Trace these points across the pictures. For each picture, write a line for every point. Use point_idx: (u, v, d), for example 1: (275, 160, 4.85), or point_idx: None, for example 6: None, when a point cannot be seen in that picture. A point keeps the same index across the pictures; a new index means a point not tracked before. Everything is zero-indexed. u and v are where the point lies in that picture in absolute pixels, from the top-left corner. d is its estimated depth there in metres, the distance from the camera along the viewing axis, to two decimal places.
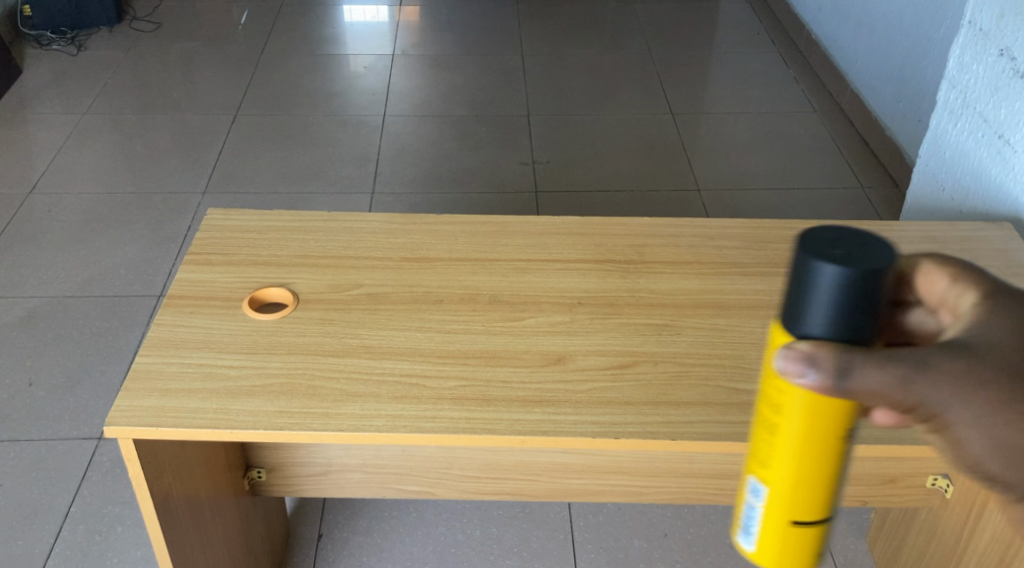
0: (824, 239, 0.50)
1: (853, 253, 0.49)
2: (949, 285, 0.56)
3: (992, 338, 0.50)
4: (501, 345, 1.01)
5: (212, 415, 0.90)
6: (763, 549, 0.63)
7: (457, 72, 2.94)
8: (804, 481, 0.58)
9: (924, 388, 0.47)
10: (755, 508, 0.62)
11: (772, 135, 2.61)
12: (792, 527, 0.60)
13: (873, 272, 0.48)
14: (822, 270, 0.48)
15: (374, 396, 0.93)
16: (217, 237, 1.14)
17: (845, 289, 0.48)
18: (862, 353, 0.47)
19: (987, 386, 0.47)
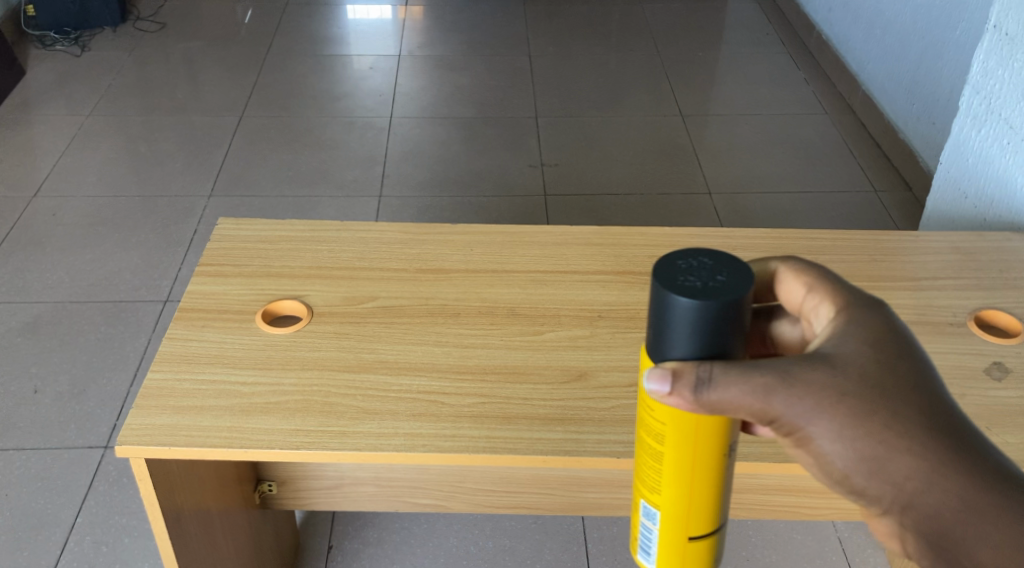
0: (685, 269, 0.54)
1: (707, 284, 0.52)
2: (807, 292, 0.59)
3: (854, 347, 0.52)
4: (520, 360, 0.98)
5: (226, 434, 0.88)
6: (663, 563, 0.69)
7: (464, 73, 2.92)
8: (684, 500, 0.64)
9: (782, 401, 0.49)
10: (650, 529, 0.68)
11: (783, 137, 2.59)
12: (686, 542, 0.67)
13: (727, 302, 0.51)
14: (679, 301, 0.52)
15: (392, 414, 0.91)
16: (228, 248, 1.12)
17: (701, 317, 0.52)
18: (720, 371, 0.51)
19: (843, 396, 0.49)
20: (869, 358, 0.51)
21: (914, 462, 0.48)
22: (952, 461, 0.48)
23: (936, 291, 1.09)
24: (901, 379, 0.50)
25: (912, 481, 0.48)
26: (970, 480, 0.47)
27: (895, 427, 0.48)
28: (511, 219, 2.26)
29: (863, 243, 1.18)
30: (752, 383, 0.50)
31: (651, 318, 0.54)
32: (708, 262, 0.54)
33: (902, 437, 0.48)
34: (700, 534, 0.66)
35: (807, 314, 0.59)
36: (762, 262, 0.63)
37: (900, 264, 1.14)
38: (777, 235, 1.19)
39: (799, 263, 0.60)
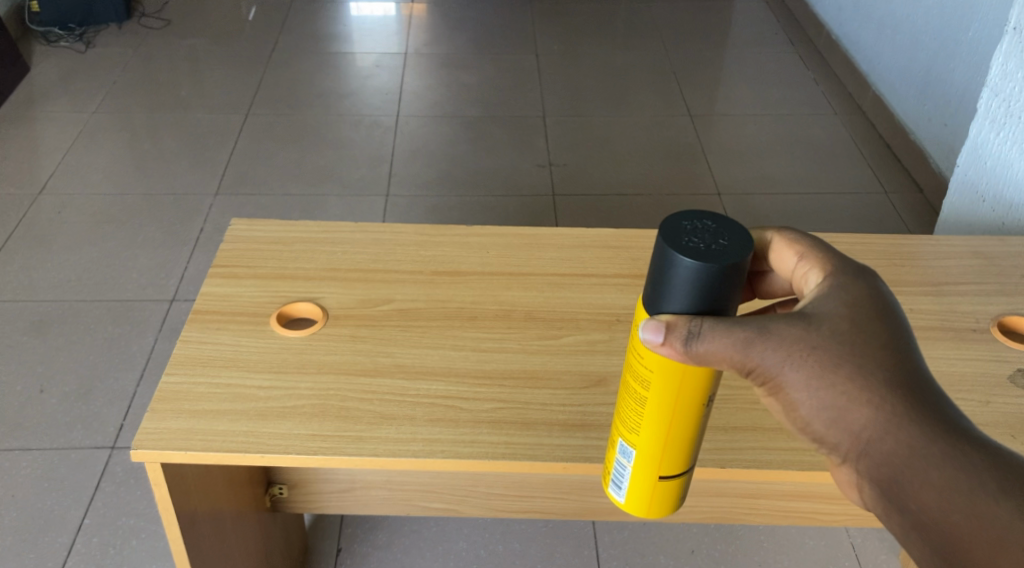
0: (688, 234, 0.62)
1: (708, 248, 0.61)
2: (799, 260, 0.69)
3: (831, 312, 0.60)
4: (539, 364, 0.97)
5: (243, 438, 0.87)
6: (632, 499, 0.79)
7: (470, 72, 2.91)
8: (659, 442, 0.74)
9: (757, 353, 0.59)
10: (627, 467, 0.77)
11: (792, 138, 2.57)
12: (656, 481, 0.76)
13: (722, 266, 0.60)
14: (680, 262, 0.60)
15: (410, 419, 0.90)
16: (242, 249, 1.11)
17: (697, 277, 0.60)
18: (710, 324, 0.60)
19: (812, 352, 0.58)
20: (845, 322, 0.60)
21: (868, 412, 0.56)
22: (904, 412, 0.55)
23: (958, 296, 1.08)
24: (869, 343, 0.58)
25: (867, 427, 0.56)
26: (917, 429, 0.54)
27: (855, 380, 0.57)
28: (519, 219, 2.25)
29: (883, 246, 1.16)
30: (732, 337, 0.59)
31: (653, 276, 0.63)
32: (709, 229, 0.62)
33: (860, 389, 0.56)
34: (669, 475, 0.76)
35: (798, 279, 0.69)
36: (759, 232, 0.72)
37: (921, 269, 1.13)
38: None
39: (794, 233, 0.70)
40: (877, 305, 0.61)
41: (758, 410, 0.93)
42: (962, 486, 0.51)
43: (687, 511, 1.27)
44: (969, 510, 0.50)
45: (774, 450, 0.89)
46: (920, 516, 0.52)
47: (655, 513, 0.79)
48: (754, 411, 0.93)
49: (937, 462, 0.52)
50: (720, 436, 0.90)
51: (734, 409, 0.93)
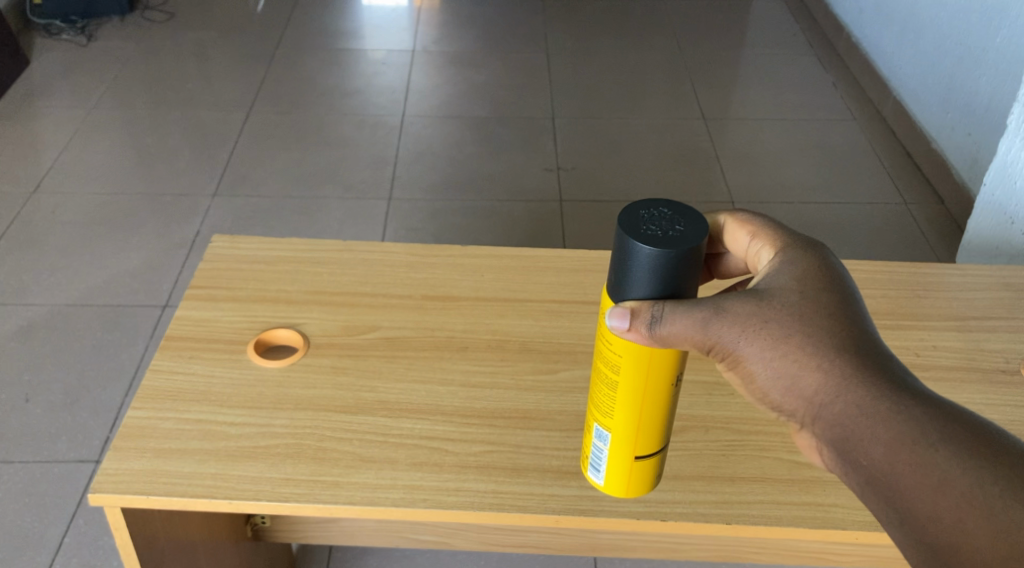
0: (647, 221, 0.64)
1: (666, 235, 0.63)
2: (751, 239, 0.73)
3: (781, 287, 0.63)
4: (533, 402, 0.91)
5: (210, 482, 0.80)
6: (611, 480, 0.80)
7: (479, 70, 2.83)
8: (631, 428, 0.73)
9: (716, 330, 0.61)
10: (604, 451, 0.77)
11: (809, 144, 2.49)
12: (632, 461, 0.77)
13: (681, 250, 0.62)
14: (640, 249, 0.63)
15: (391, 462, 0.83)
16: (221, 268, 1.04)
17: (658, 263, 0.63)
18: (671, 306, 0.63)
19: (765, 322, 0.61)
20: (795, 293, 0.62)
21: (822, 377, 0.58)
22: (854, 374, 0.57)
23: (985, 332, 1.01)
24: (818, 310, 0.61)
25: (820, 392, 0.58)
26: (866, 390, 0.56)
27: (806, 346, 0.59)
28: (525, 226, 2.18)
29: (904, 275, 1.09)
30: (692, 316, 0.62)
31: (616, 263, 0.65)
32: (667, 215, 0.65)
33: (812, 355, 0.59)
34: (644, 455, 0.76)
35: (753, 257, 0.74)
36: (712, 215, 0.77)
37: (944, 301, 1.05)
38: None
39: (745, 214, 0.74)
40: (826, 275, 0.64)
41: (768, 459, 0.86)
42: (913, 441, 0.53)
43: (692, 549, 1.20)
44: (920, 464, 0.52)
45: (785, 505, 0.82)
46: (876, 474, 0.54)
47: (633, 491, 0.80)
48: (765, 459, 0.86)
49: (886, 420, 0.54)
50: (727, 488, 0.83)
51: (743, 457, 0.86)
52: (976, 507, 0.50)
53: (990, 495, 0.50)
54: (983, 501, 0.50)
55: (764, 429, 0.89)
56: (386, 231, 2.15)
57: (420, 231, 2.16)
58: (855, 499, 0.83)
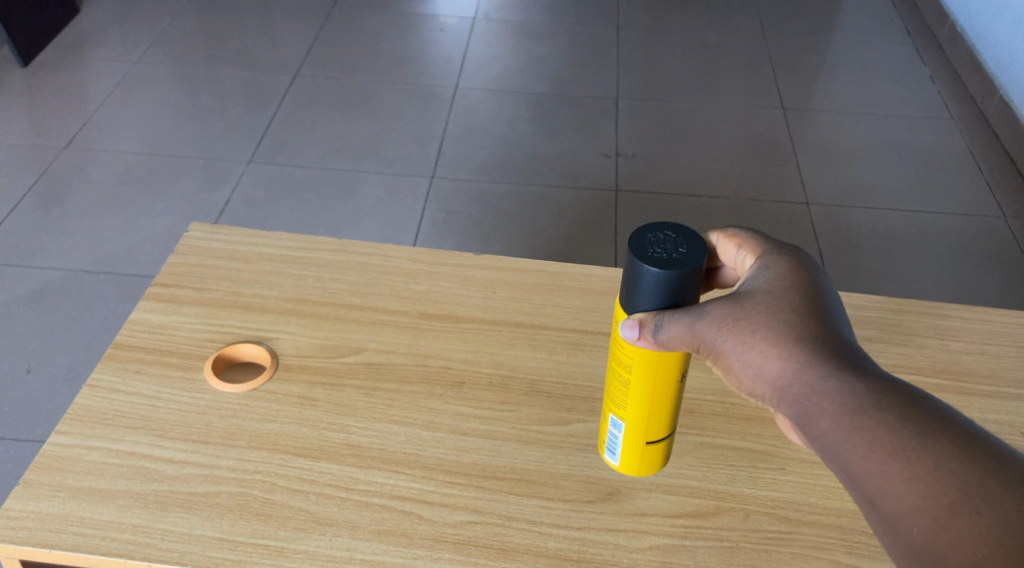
0: (655, 238, 0.60)
1: (674, 254, 0.59)
2: (737, 250, 0.67)
3: (756, 285, 0.60)
4: (533, 460, 0.74)
5: (127, 537, 0.66)
6: (626, 463, 0.72)
7: (543, 43, 2.63)
8: (644, 413, 0.67)
9: (699, 327, 0.58)
10: (615, 439, 0.71)
11: (900, 144, 2.23)
12: (647, 442, 0.70)
13: (687, 271, 0.58)
14: (649, 270, 0.59)
15: (351, 528, 0.68)
16: (193, 264, 0.90)
17: (663, 283, 0.59)
18: (672, 312, 0.59)
19: (741, 316, 0.57)
20: (778, 290, 0.59)
21: (792, 368, 0.54)
22: (821, 359, 0.54)
23: None
24: (785, 298, 0.58)
25: (791, 383, 0.54)
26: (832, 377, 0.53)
27: (780, 339, 0.56)
28: (575, 216, 1.98)
29: (1010, 329, 0.89)
30: (682, 319, 0.58)
31: (622, 280, 0.62)
32: (673, 237, 0.61)
33: (783, 342, 0.55)
34: (659, 436, 0.69)
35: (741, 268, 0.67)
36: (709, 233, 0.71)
37: None
38: (894, 305, 0.91)
39: (734, 228, 0.68)
40: (794, 270, 0.61)
41: (822, 562, 0.68)
42: (877, 428, 0.51)
43: None
44: (883, 447, 0.51)
45: None
46: (843, 463, 0.52)
47: (649, 470, 0.73)
48: (817, 561, 0.68)
49: (846, 406, 0.52)
50: None
51: (788, 556, 0.68)
52: (935, 487, 0.49)
53: (945, 473, 0.50)
54: (941, 480, 0.49)
55: (821, 521, 0.71)
56: (424, 212, 1.98)
57: (460, 214, 1.99)
58: None
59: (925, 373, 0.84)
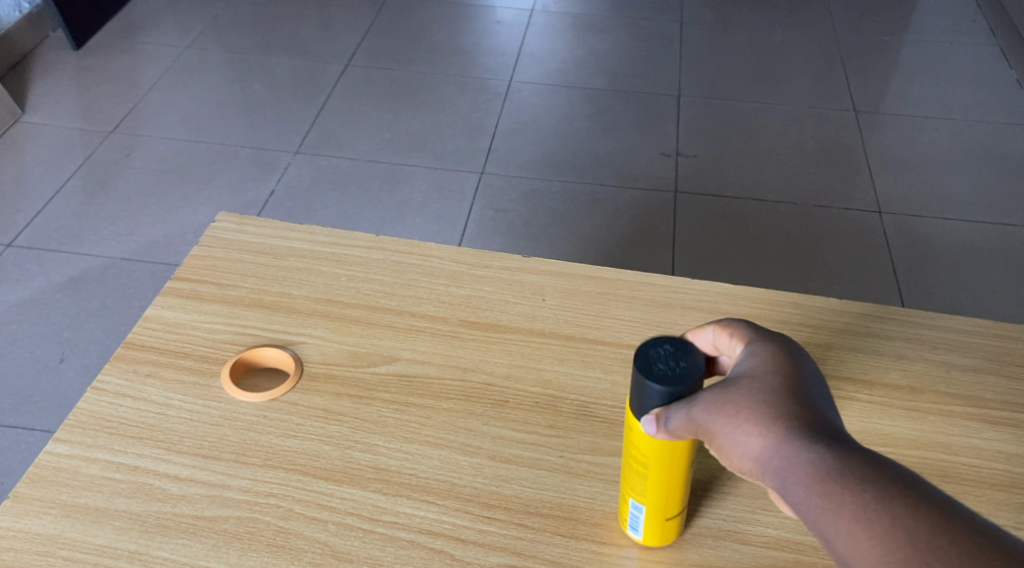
0: (656, 351, 0.54)
1: (678, 366, 0.53)
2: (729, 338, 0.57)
3: (747, 365, 0.53)
4: (581, 496, 0.65)
5: (123, 565, 0.59)
6: (650, 538, 0.61)
7: (604, 35, 2.51)
8: (667, 489, 0.58)
9: (692, 411, 0.51)
10: (634, 519, 0.60)
11: (985, 150, 2.06)
12: (673, 506, 0.59)
13: (693, 387, 0.52)
14: (653, 388, 0.52)
15: (373, 566, 0.60)
16: (218, 258, 0.83)
17: (669, 401, 0.53)
18: (672, 401, 0.52)
19: (736, 399, 0.50)
20: (777, 370, 0.52)
21: (788, 456, 0.47)
22: (808, 439, 0.48)
23: None
24: (766, 367, 0.52)
25: (788, 470, 0.47)
26: (831, 466, 0.46)
27: (778, 424, 0.48)
28: (630, 217, 1.88)
29: None
30: (681, 409, 0.51)
31: (628, 393, 0.55)
32: (676, 343, 0.54)
33: (763, 413, 0.49)
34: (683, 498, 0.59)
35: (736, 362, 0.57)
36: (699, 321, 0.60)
37: None
38: (1001, 331, 0.79)
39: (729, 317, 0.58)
40: (785, 346, 0.54)
41: None
42: (859, 506, 0.45)
43: None
44: (859, 523, 0.45)
45: None
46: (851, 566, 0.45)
47: (675, 537, 0.61)
48: None
49: (847, 501, 0.45)
50: None
51: None
52: (905, 562, 0.43)
53: (917, 544, 0.43)
54: (913, 553, 0.43)
55: None
56: (472, 209, 1.90)
57: (510, 212, 1.90)
58: None
59: None
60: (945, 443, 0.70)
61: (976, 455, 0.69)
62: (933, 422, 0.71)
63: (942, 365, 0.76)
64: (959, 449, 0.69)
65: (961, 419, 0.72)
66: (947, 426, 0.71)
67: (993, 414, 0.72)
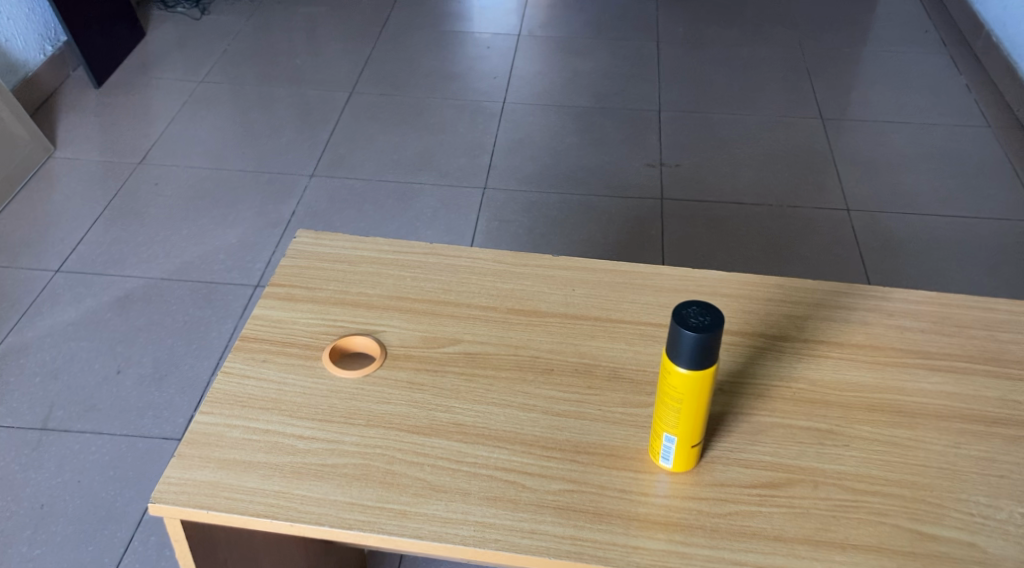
0: (688, 309, 0.72)
1: (705, 320, 0.71)
2: None
3: None
4: (619, 437, 0.83)
5: (272, 500, 0.76)
6: (677, 465, 0.79)
7: (586, 58, 2.69)
8: (692, 422, 0.76)
9: None
10: (666, 450, 0.79)
11: (939, 152, 2.26)
12: (694, 438, 0.77)
13: (716, 334, 0.70)
14: (686, 335, 0.70)
15: (463, 494, 0.77)
16: (303, 267, 1.00)
17: (698, 345, 0.71)
18: None
19: None
20: None
21: None
22: None
23: None
24: None
25: None
26: None
27: None
28: (623, 223, 2.06)
29: None
30: None
31: (664, 344, 0.73)
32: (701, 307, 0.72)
33: None
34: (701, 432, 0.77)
35: None
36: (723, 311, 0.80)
37: None
38: (942, 301, 0.99)
39: None
40: None
41: (886, 526, 0.76)
42: None
43: None
44: None
45: None
46: None
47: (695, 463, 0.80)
48: (882, 526, 0.76)
49: None
50: (835, 556, 0.74)
51: (855, 521, 0.76)
52: None
53: None
54: None
55: (884, 491, 0.79)
56: (479, 221, 2.06)
57: (514, 223, 2.06)
58: None
59: (973, 361, 0.91)
60: (901, 386, 0.88)
61: (925, 394, 0.88)
62: (891, 370, 0.90)
63: (896, 328, 0.95)
64: (912, 390, 0.88)
65: (913, 368, 0.90)
66: (902, 373, 0.90)
67: (936, 363, 0.91)
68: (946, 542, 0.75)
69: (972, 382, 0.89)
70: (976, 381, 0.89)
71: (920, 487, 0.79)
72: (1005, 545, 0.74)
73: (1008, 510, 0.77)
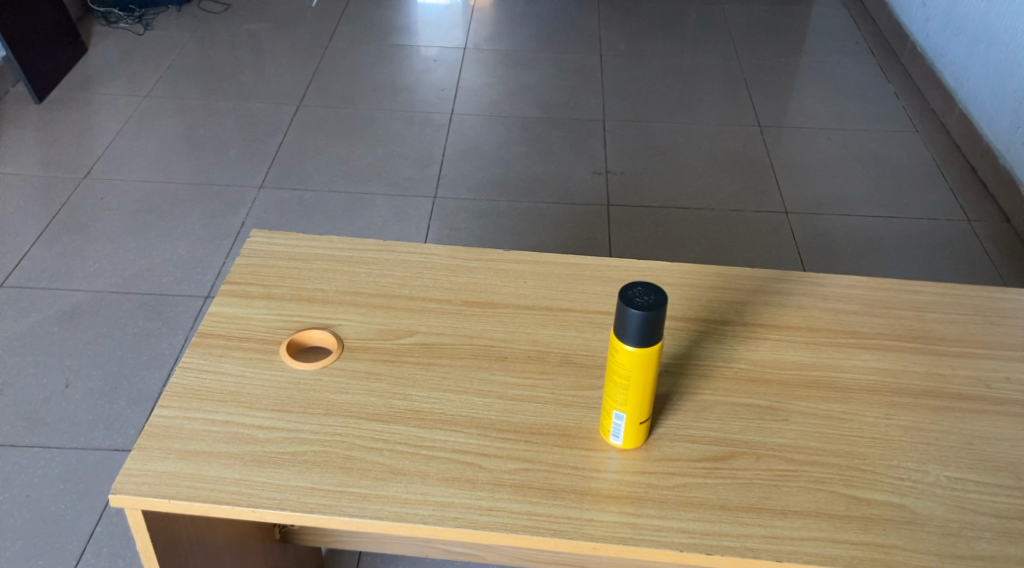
0: (633, 289, 0.76)
1: (650, 299, 0.74)
2: None
3: None
4: (571, 418, 0.86)
5: (234, 488, 0.77)
6: (627, 441, 0.82)
7: (531, 70, 2.74)
8: (640, 399, 0.79)
9: None
10: (616, 428, 0.82)
11: (870, 156, 2.35)
12: (641, 416, 0.81)
13: (660, 312, 0.74)
14: (632, 314, 0.74)
15: (422, 476, 0.79)
16: (259, 268, 1.02)
17: (643, 323, 0.74)
18: None
19: None
20: None
21: None
22: None
23: None
24: None
25: None
26: None
27: None
28: (570, 229, 2.10)
29: (967, 301, 1.03)
30: None
31: (613, 323, 0.77)
32: (646, 288, 0.76)
33: None
34: (646, 410, 0.81)
35: None
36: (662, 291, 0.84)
37: (1008, 330, 0.99)
38: (871, 285, 1.05)
39: None
40: None
41: (824, 492, 0.80)
42: None
43: None
44: None
45: (841, 544, 0.76)
46: None
47: (643, 440, 0.83)
48: (819, 492, 0.80)
49: None
50: (777, 521, 0.77)
51: (795, 489, 0.80)
52: None
53: None
54: None
55: (822, 460, 0.83)
56: (429, 229, 2.08)
57: (464, 230, 2.08)
58: (919, 540, 0.76)
59: (903, 339, 0.97)
60: (836, 364, 0.93)
61: (858, 370, 0.93)
62: (826, 349, 0.95)
63: (831, 311, 1.00)
64: (846, 367, 0.93)
65: (846, 347, 0.96)
66: (837, 352, 0.95)
67: (869, 342, 0.96)
68: (880, 506, 0.79)
69: (901, 359, 0.94)
70: (906, 358, 0.95)
71: (855, 456, 0.83)
72: (934, 507, 0.79)
73: (935, 474, 0.82)
